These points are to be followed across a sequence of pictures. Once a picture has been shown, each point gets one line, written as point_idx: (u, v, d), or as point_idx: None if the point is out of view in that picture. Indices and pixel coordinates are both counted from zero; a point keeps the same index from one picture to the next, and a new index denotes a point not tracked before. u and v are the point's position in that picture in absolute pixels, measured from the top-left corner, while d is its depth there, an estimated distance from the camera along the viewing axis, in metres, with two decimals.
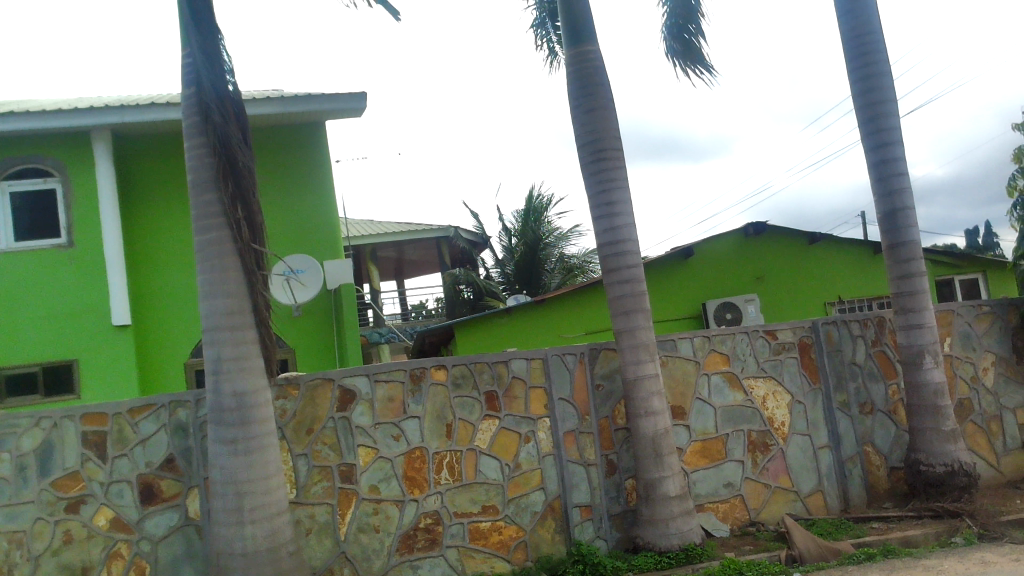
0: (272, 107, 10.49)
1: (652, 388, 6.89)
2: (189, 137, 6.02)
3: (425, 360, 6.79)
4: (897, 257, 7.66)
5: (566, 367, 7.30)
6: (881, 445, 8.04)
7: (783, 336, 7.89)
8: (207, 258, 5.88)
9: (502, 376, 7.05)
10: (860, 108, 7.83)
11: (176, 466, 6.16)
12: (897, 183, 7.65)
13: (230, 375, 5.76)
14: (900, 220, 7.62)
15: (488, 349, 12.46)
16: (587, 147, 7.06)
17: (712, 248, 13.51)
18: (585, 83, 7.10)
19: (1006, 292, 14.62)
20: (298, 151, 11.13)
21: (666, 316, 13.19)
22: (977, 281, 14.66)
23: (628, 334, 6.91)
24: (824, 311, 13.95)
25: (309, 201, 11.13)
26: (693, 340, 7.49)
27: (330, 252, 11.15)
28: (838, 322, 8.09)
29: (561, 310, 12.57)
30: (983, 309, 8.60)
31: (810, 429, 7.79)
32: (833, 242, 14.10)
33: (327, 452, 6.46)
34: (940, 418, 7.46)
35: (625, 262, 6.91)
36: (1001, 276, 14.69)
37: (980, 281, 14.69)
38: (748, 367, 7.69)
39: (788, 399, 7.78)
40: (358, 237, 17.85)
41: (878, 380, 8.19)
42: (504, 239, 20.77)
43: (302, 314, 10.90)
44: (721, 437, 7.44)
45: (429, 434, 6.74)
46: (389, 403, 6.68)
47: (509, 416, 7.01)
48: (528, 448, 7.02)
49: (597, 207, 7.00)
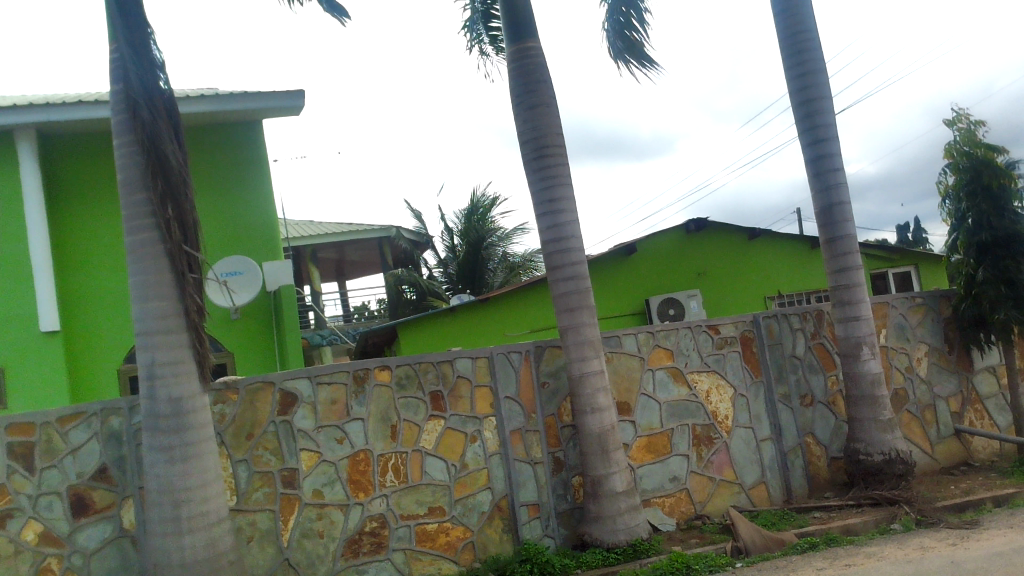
0: (204, 105, 10.21)
1: (598, 385, 6.89)
2: (117, 134, 5.82)
3: (369, 361, 6.68)
4: (834, 250, 7.80)
5: (511, 366, 7.24)
6: (821, 436, 8.18)
7: (725, 330, 7.97)
8: (137, 260, 5.69)
9: (447, 376, 6.96)
10: (797, 105, 7.96)
11: (109, 476, 5.94)
12: (833, 178, 7.79)
13: (165, 380, 5.58)
14: (836, 215, 7.76)
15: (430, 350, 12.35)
16: (529, 143, 7.03)
17: (654, 244, 13.63)
18: (527, 80, 7.06)
19: (937, 284, 15.05)
20: (233, 150, 10.87)
21: (609, 312, 13.27)
22: (910, 273, 15.06)
23: (573, 331, 6.89)
24: (763, 306, 14.19)
25: (245, 201, 10.87)
26: (637, 336, 7.51)
27: (269, 252, 10.90)
28: (778, 315, 8.22)
29: (505, 309, 12.52)
30: (917, 301, 8.83)
31: (753, 422, 7.89)
32: (772, 237, 14.34)
33: (268, 457, 6.30)
34: (877, 408, 7.62)
35: (567, 259, 6.90)
36: (932, 268, 15.12)
37: (912, 274, 15.09)
38: (692, 362, 7.75)
39: (731, 392, 7.87)
40: (295, 237, 17.56)
41: (817, 372, 8.32)
42: (447, 238, 20.66)
43: (241, 316, 10.63)
44: (666, 432, 7.48)
45: (374, 436, 6.63)
46: (332, 405, 6.55)
47: (454, 416, 6.93)
48: (474, 448, 6.95)
49: (540, 204, 6.97)
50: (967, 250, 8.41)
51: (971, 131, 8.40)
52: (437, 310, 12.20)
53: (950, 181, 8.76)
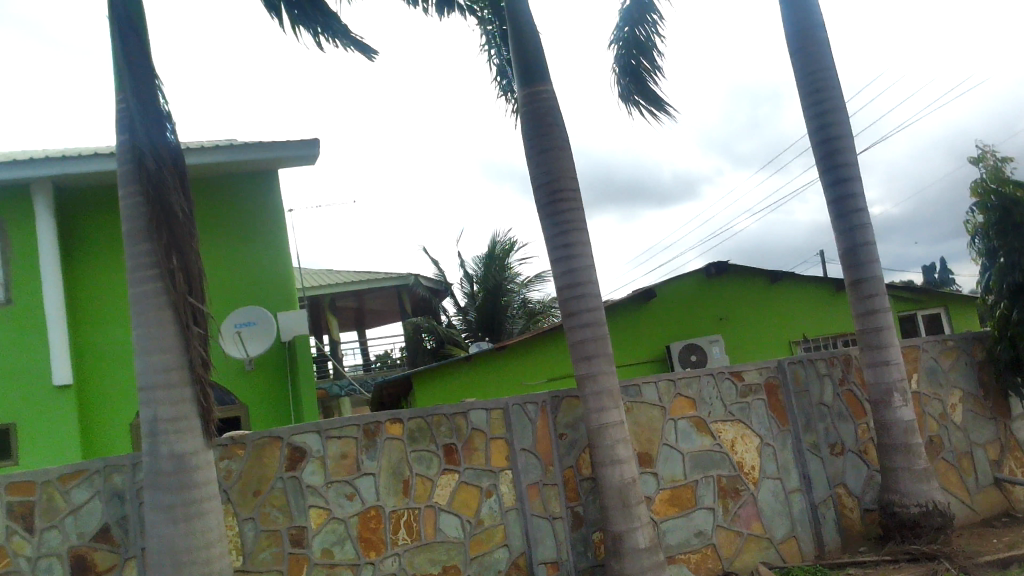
0: (219, 156, 10.22)
1: (617, 436, 6.63)
2: (122, 185, 5.73)
3: (380, 414, 6.48)
4: (860, 292, 7.54)
5: (527, 417, 7.00)
6: (853, 487, 7.83)
7: (749, 377, 7.70)
8: (140, 312, 5.56)
9: (461, 428, 6.74)
10: (817, 145, 7.78)
11: (111, 536, 5.75)
12: (857, 218, 7.57)
13: (167, 437, 5.41)
14: (861, 257, 7.52)
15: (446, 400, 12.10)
16: (542, 187, 6.88)
17: (674, 288, 13.40)
18: (539, 123, 6.95)
19: (969, 326, 14.65)
20: (248, 200, 10.84)
21: (630, 358, 13.00)
22: (939, 315, 14.69)
23: (590, 380, 6.65)
24: (789, 350, 13.86)
25: (260, 251, 10.80)
26: (658, 383, 7.26)
27: (284, 302, 10.79)
28: (804, 360, 7.94)
29: (523, 357, 12.30)
30: (948, 344, 8.52)
31: (781, 473, 7.57)
32: (796, 279, 14.06)
33: (276, 515, 6.08)
34: (911, 457, 7.29)
35: (583, 305, 6.69)
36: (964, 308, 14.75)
37: (942, 316, 14.72)
38: (715, 410, 7.47)
39: (757, 441, 7.56)
40: (311, 287, 17.55)
41: (847, 420, 8.00)
42: (466, 286, 20.54)
43: (256, 366, 10.48)
44: (690, 485, 7.18)
45: (385, 492, 6.40)
46: (342, 460, 6.34)
47: (469, 470, 6.69)
48: (490, 503, 6.69)
49: (555, 249, 6.80)
50: (1000, 291, 8.11)
51: (998, 168, 8.18)
52: (454, 358, 11.96)
53: (979, 219, 8.50)
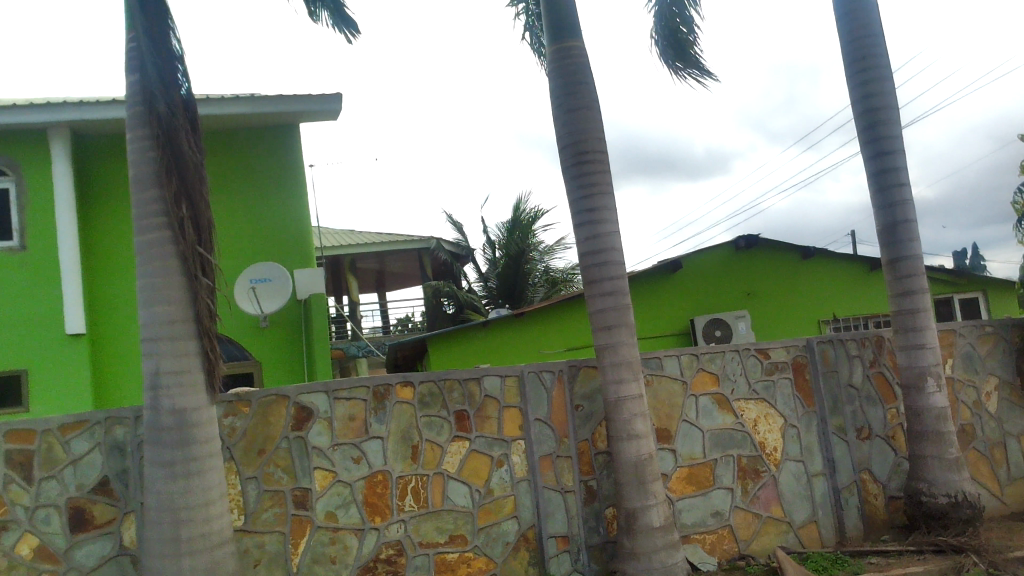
0: (240, 107, 9.98)
1: (636, 410, 6.38)
2: (130, 128, 5.46)
3: (390, 376, 6.26)
4: (897, 272, 7.19)
5: (543, 387, 6.76)
6: (878, 473, 7.54)
7: (775, 355, 7.40)
8: (146, 261, 5.33)
9: (473, 395, 6.52)
10: (859, 115, 7.39)
11: (111, 490, 5.60)
12: (898, 193, 7.19)
13: (169, 391, 5.22)
14: (901, 235, 7.16)
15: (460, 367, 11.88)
16: (568, 148, 6.57)
17: (701, 260, 13.06)
18: (568, 81, 6.62)
19: (1008, 313, 14.20)
20: (268, 154, 10.62)
21: (652, 331, 12.72)
22: (978, 300, 14.24)
23: (610, 351, 6.39)
24: (817, 329, 13.51)
25: (278, 206, 10.58)
26: (680, 357, 6.99)
27: (301, 260, 10.59)
28: (834, 340, 7.62)
29: (542, 326, 12.06)
30: (986, 329, 8.16)
31: (804, 455, 7.29)
32: (828, 256, 13.65)
33: (280, 475, 5.91)
34: (942, 445, 6.98)
35: (606, 273, 6.41)
36: (999, 294, 14.30)
37: (980, 300, 14.27)
38: (738, 388, 7.19)
39: (781, 422, 7.28)
40: (330, 246, 17.31)
41: (876, 404, 7.69)
42: (488, 251, 20.30)
43: (271, 324, 10.35)
44: (709, 463, 6.92)
45: (393, 456, 6.20)
46: (349, 422, 6.14)
47: (480, 438, 6.47)
48: (501, 473, 6.48)
49: (579, 213, 6.51)
50: None
51: None
52: (471, 324, 11.74)
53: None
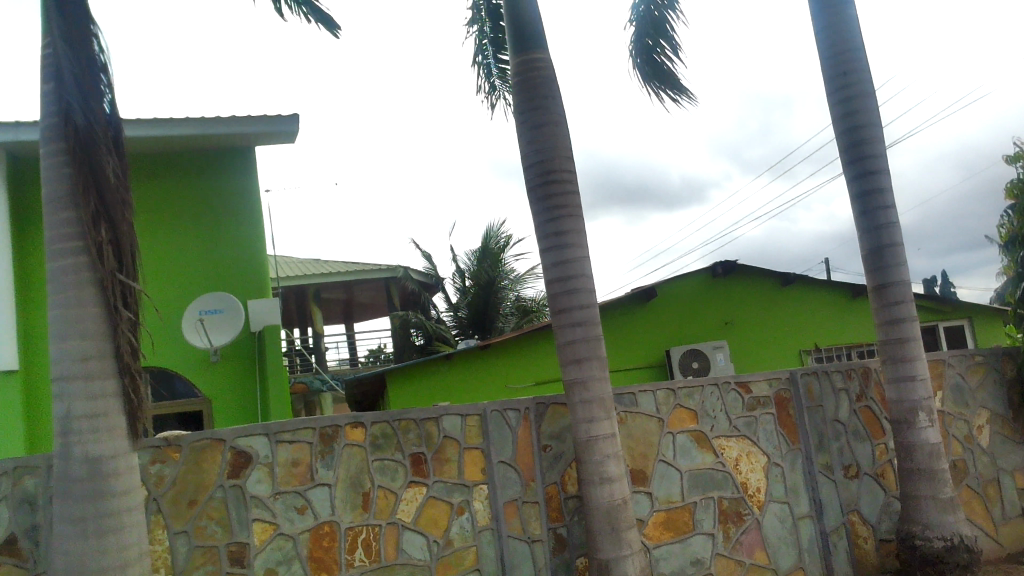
0: (191, 128, 9.42)
1: (608, 451, 5.85)
2: (42, 142, 4.85)
3: (339, 417, 5.70)
4: (884, 299, 6.77)
5: (507, 426, 6.21)
6: (868, 515, 7.05)
7: (757, 389, 6.93)
8: (58, 290, 4.72)
9: (431, 436, 5.96)
10: (841, 134, 7.01)
11: (19, 548, 4.97)
12: (884, 215, 6.80)
13: (82, 437, 4.61)
14: (888, 259, 6.75)
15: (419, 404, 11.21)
16: (534, 167, 6.10)
17: (676, 288, 12.61)
18: (533, 95, 6.16)
19: (995, 340, 13.91)
20: (222, 178, 10.06)
21: (628, 364, 12.18)
22: (963, 327, 13.93)
23: (579, 387, 5.88)
24: (799, 360, 13.09)
25: (232, 233, 10.00)
26: (655, 392, 6.49)
27: (256, 289, 10.00)
28: (819, 372, 7.18)
29: (510, 359, 11.54)
30: (976, 359, 7.76)
31: (790, 496, 6.80)
32: (807, 283, 13.30)
33: (213, 528, 5.30)
34: (936, 484, 6.53)
35: (576, 301, 5.92)
36: (978, 322, 14.02)
37: (966, 328, 13.96)
38: (718, 424, 6.70)
39: (764, 461, 6.79)
40: (286, 276, 16.69)
41: (863, 440, 7.22)
42: (458, 281, 19.80)
43: (223, 358, 9.70)
44: (688, 507, 6.40)
45: (341, 506, 5.62)
46: (293, 468, 5.56)
47: (438, 483, 5.91)
48: (461, 522, 5.91)
49: (546, 236, 6.02)
50: None
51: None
52: (433, 357, 11.15)
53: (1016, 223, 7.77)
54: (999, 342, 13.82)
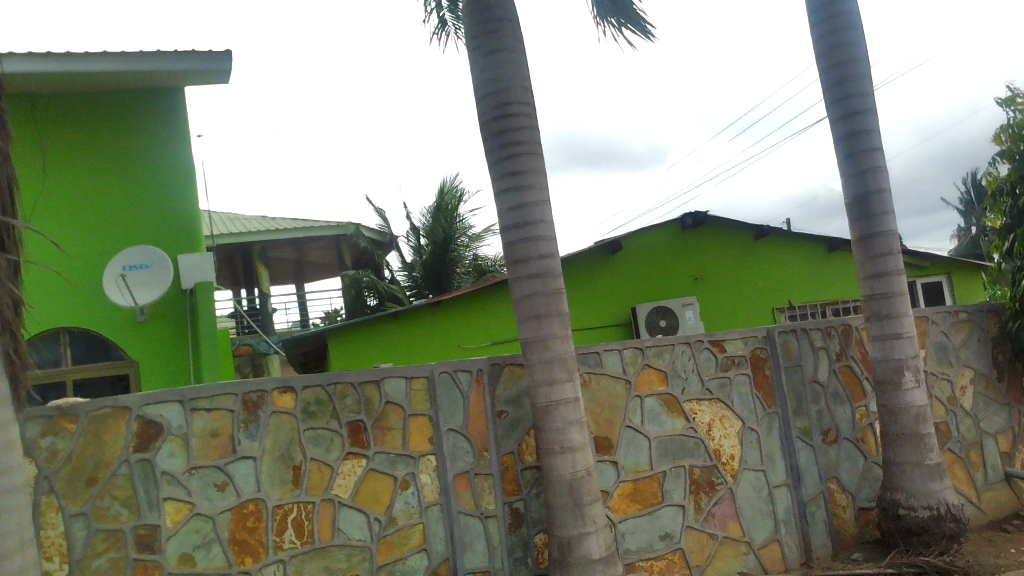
0: (110, 65, 8.54)
1: (571, 417, 5.24)
2: None
3: (265, 381, 5.01)
4: (869, 251, 6.21)
5: (457, 390, 5.55)
6: (847, 482, 6.57)
7: (731, 348, 6.38)
8: None
9: (371, 402, 5.28)
10: (825, 70, 6.39)
11: None
12: (870, 160, 6.22)
13: None
14: (873, 208, 6.18)
15: (364, 360, 10.55)
16: (487, 98, 5.39)
17: (642, 242, 12.02)
18: (485, 16, 5.42)
19: (971, 298, 13.66)
20: (149, 121, 9.21)
21: (591, 322, 11.55)
22: (942, 284, 13.67)
23: (539, 346, 5.24)
24: (772, 317, 12.66)
25: (161, 180, 9.17)
26: (622, 352, 5.90)
27: (188, 243, 9.22)
28: (797, 329, 6.64)
29: (463, 317, 10.86)
30: (960, 316, 7.32)
31: (765, 463, 6.29)
32: (778, 236, 12.84)
33: (117, 510, 4.57)
34: (922, 449, 6.05)
35: (535, 251, 5.26)
36: (950, 280, 13.74)
37: (945, 285, 13.70)
38: (690, 387, 6.13)
39: (739, 426, 6.26)
40: (222, 234, 15.57)
41: (843, 402, 6.72)
42: (413, 239, 19.02)
43: (151, 317, 8.89)
44: (657, 476, 5.84)
45: (268, 481, 4.94)
46: (211, 440, 4.86)
47: (380, 455, 5.25)
48: (406, 497, 5.27)
49: (501, 177, 5.34)
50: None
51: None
52: (380, 315, 10.44)
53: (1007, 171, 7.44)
54: (976, 300, 13.56)
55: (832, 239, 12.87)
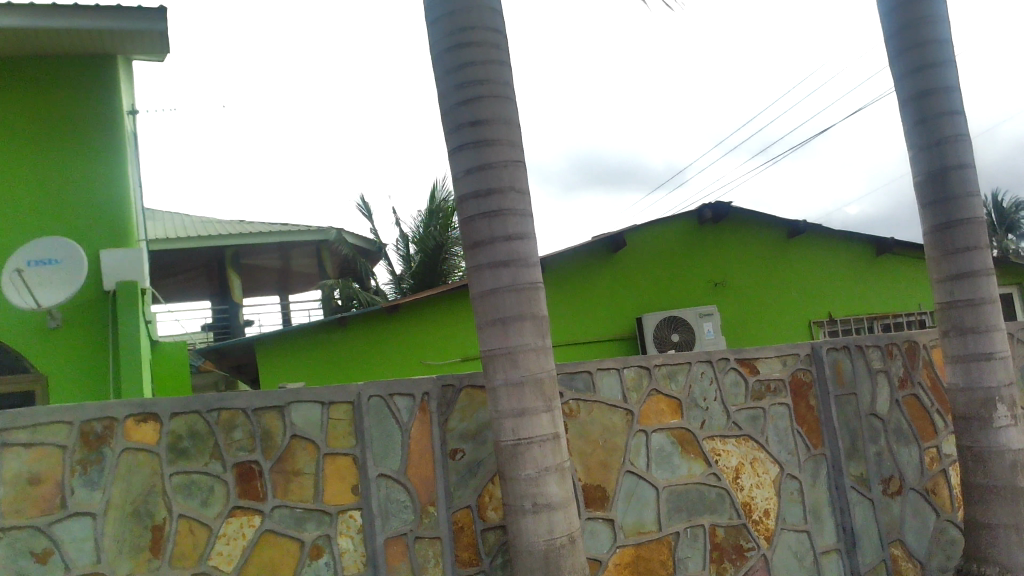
0: (17, 21, 7.12)
1: (547, 462, 3.75)
2: None
3: (118, 405, 3.54)
4: (947, 244, 4.73)
5: (395, 421, 4.08)
6: (914, 547, 5.04)
7: (765, 370, 4.92)
8: None
9: (273, 436, 3.80)
10: (888, 11, 4.91)
11: None
12: (948, 126, 4.74)
13: None
14: (952, 188, 4.71)
15: (296, 377, 8.93)
16: (441, 23, 3.96)
17: (652, 237, 10.56)
18: None
19: None
20: (71, 93, 7.81)
21: (592, 334, 9.97)
22: (1012, 296, 12.39)
23: (505, 361, 3.77)
24: (810, 332, 11.33)
25: (85, 160, 7.78)
26: (622, 372, 4.44)
27: (113, 236, 7.80)
28: (851, 347, 5.18)
29: (430, 327, 9.20)
30: None
31: (809, 522, 4.80)
32: (807, 237, 11.53)
33: None
34: (1020, 509, 4.55)
35: (503, 229, 3.82)
36: (1021, 290, 12.51)
37: (1015, 296, 12.44)
38: (710, 419, 4.65)
39: (775, 473, 4.77)
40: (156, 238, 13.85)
41: (909, 443, 5.23)
42: (403, 248, 17.64)
43: (64, 323, 7.48)
44: (667, 540, 4.33)
45: (113, 548, 3.42)
46: (31, 489, 3.32)
47: (281, 510, 3.74)
48: (316, 571, 3.75)
49: (456, 129, 3.91)
50: None
51: None
52: (322, 320, 8.79)
53: None
54: None
55: (876, 239, 11.73)
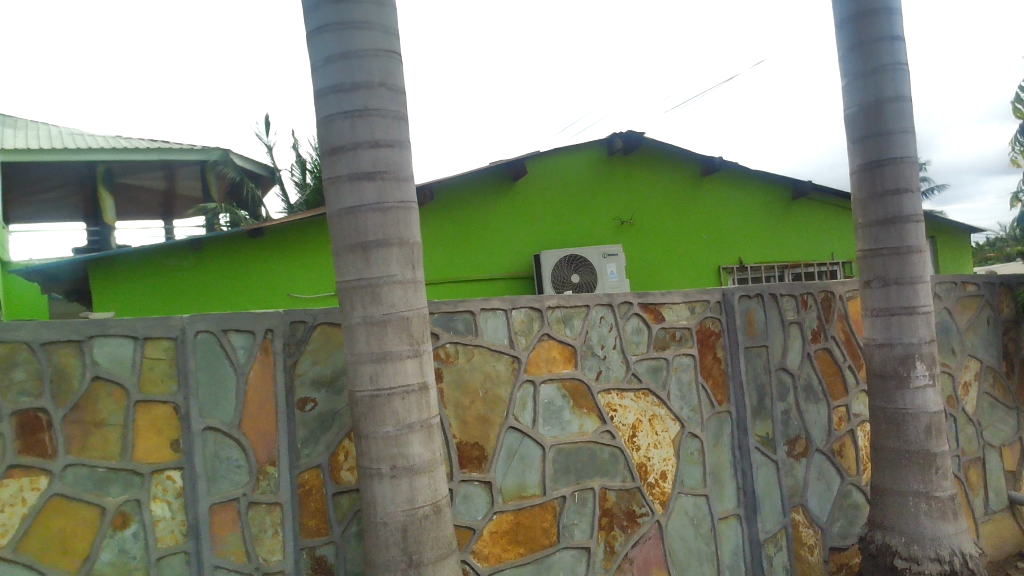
0: None
1: (410, 417, 3.11)
2: None
3: None
4: (876, 186, 4.26)
5: (231, 364, 3.37)
6: (816, 512, 4.69)
7: (670, 316, 4.40)
8: None
9: (70, 378, 3.02)
10: None
11: None
12: (886, 53, 4.22)
13: None
14: (886, 124, 4.22)
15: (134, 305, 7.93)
16: None
17: (560, 169, 9.93)
18: None
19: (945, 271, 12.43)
20: None
21: (491, 272, 9.38)
22: None
23: (365, 295, 3.08)
24: (718, 278, 11.08)
25: None
26: (510, 313, 3.82)
27: None
28: (764, 295, 4.72)
29: (297, 255, 8.40)
30: (968, 290, 5.73)
31: (708, 485, 4.35)
32: (720, 179, 11.16)
33: None
34: (930, 476, 4.21)
35: (368, 133, 3.10)
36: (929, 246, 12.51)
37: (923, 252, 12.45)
38: (606, 369, 4.11)
39: (674, 431, 4.29)
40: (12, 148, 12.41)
41: (818, 401, 4.84)
42: (299, 174, 16.59)
43: None
44: (551, 505, 3.80)
45: None
46: None
47: (75, 469, 2.98)
48: (121, 543, 3.04)
49: (316, 7, 3.13)
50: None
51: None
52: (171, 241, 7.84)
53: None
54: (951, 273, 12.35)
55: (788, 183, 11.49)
